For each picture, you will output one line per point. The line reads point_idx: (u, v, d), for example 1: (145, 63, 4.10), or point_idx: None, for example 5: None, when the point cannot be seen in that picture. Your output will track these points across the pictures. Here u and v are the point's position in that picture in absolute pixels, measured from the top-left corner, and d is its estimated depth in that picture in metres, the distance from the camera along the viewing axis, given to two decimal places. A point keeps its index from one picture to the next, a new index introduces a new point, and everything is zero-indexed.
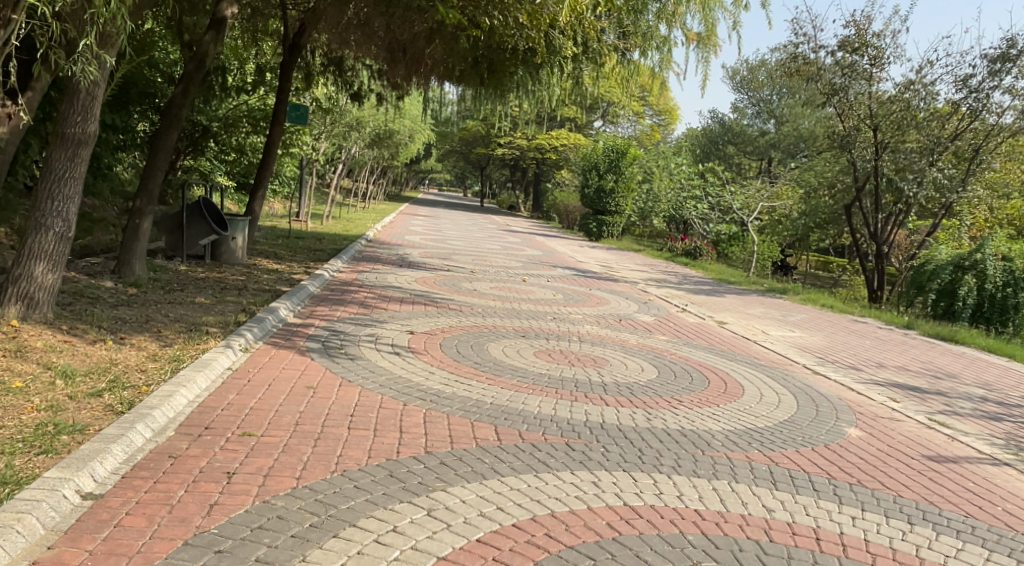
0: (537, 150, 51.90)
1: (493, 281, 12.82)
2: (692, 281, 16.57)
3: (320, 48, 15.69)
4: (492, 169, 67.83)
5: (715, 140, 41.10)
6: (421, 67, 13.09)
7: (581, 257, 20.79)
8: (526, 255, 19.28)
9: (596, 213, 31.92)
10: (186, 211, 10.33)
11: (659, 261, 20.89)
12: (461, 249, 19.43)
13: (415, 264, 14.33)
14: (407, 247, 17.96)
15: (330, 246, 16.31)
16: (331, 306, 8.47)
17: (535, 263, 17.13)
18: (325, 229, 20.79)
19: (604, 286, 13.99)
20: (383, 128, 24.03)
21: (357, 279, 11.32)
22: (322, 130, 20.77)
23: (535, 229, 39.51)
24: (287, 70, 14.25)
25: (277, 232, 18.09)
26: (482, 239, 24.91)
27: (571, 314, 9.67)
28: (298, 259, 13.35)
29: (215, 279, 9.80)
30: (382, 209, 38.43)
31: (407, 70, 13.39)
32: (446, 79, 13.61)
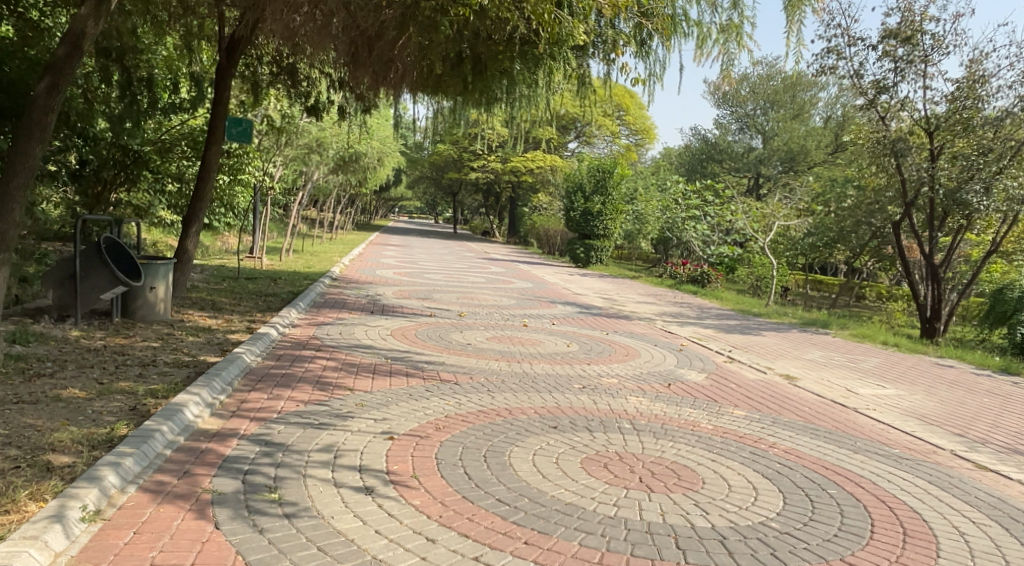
0: (512, 173, 49.73)
1: (487, 329, 10.34)
2: (713, 315, 14.28)
3: (268, 54, 13.30)
4: (466, 194, 65.52)
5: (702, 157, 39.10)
6: (390, 72, 10.63)
7: (578, 289, 18.43)
8: (516, 289, 16.86)
9: (582, 238, 29.68)
10: (79, 257, 8.02)
11: (664, 289, 18.57)
12: (441, 285, 16.91)
13: (390, 308, 11.80)
14: (380, 286, 15.47)
15: (287, 288, 13.76)
16: (273, 388, 5.95)
17: (529, 299, 14.67)
18: (284, 266, 18.24)
19: (618, 328, 11.58)
20: (348, 150, 21.57)
21: (316, 335, 8.78)
22: (277, 153, 18.20)
23: (515, 256, 37.22)
24: (225, 79, 11.77)
25: (226, 273, 15.50)
26: (461, 270, 22.46)
27: (604, 378, 7.20)
28: (243, 308, 10.78)
29: (118, 351, 7.24)
30: (352, 240, 36.02)
31: (372, 78, 10.92)
32: (419, 91, 11.17)
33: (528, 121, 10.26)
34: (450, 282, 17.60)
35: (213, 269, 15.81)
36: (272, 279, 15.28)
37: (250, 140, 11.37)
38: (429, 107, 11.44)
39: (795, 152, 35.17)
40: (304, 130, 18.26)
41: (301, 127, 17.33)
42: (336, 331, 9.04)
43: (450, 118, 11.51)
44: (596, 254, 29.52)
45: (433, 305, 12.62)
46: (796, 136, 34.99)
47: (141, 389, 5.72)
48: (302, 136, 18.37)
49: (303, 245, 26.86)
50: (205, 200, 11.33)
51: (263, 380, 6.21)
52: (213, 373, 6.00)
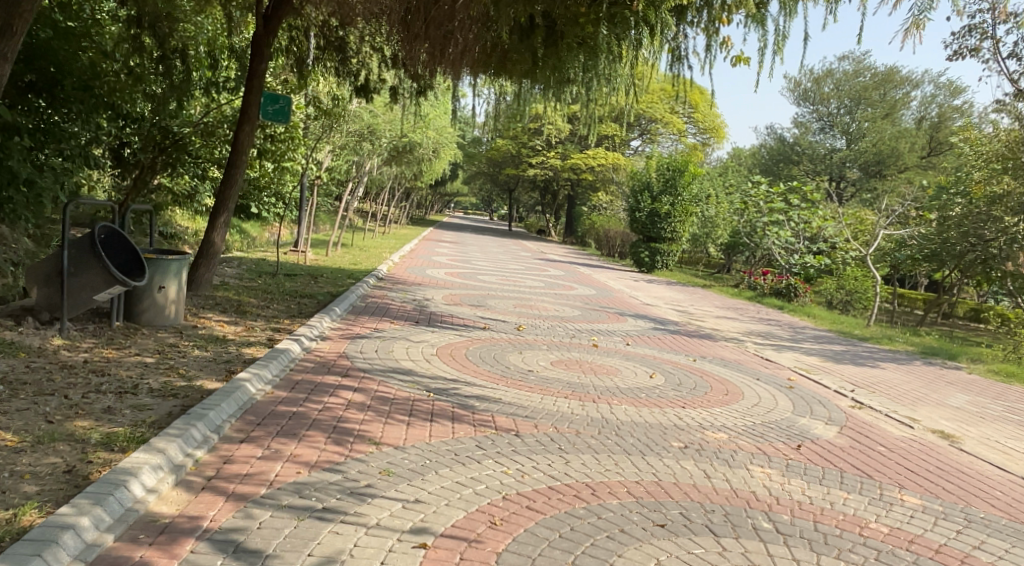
0: (572, 171, 48.00)
1: (552, 348, 8.71)
2: (807, 339, 12.35)
3: (315, 25, 11.89)
4: (521, 191, 63.80)
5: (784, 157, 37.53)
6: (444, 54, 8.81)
7: (646, 300, 16.63)
8: (580, 297, 15.23)
9: (647, 241, 27.90)
10: (68, 250, 6.67)
11: (743, 303, 16.67)
12: (497, 290, 15.34)
13: (438, 318, 10.24)
14: (429, 288, 14.00)
15: (327, 288, 12.37)
16: (272, 437, 4.44)
17: (596, 311, 12.97)
18: (329, 262, 16.96)
19: (704, 352, 9.79)
20: (402, 139, 20.21)
21: (347, 352, 7.28)
22: (329, 141, 16.88)
23: (574, 257, 35.56)
24: (262, 48, 10.14)
25: (264, 268, 14.17)
26: (518, 273, 20.96)
27: (708, 431, 5.50)
28: (269, 312, 9.33)
29: (99, 368, 5.83)
30: (404, 235, 34.79)
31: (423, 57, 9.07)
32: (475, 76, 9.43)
33: (601, 117, 8.50)
34: (506, 287, 16.03)
35: (251, 264, 14.51)
36: (314, 276, 13.92)
37: (288, 121, 9.88)
38: (488, 96, 9.74)
39: (885, 155, 33.03)
40: (355, 114, 16.89)
41: (350, 111, 15.96)
42: (370, 348, 7.50)
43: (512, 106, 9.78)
44: (662, 259, 27.72)
45: (488, 316, 11.02)
46: (886, 138, 32.84)
47: (96, 435, 4.26)
48: (353, 122, 17.03)
49: (352, 240, 25.59)
50: (235, 186, 9.92)
51: (264, 424, 4.70)
52: (198, 412, 4.51)
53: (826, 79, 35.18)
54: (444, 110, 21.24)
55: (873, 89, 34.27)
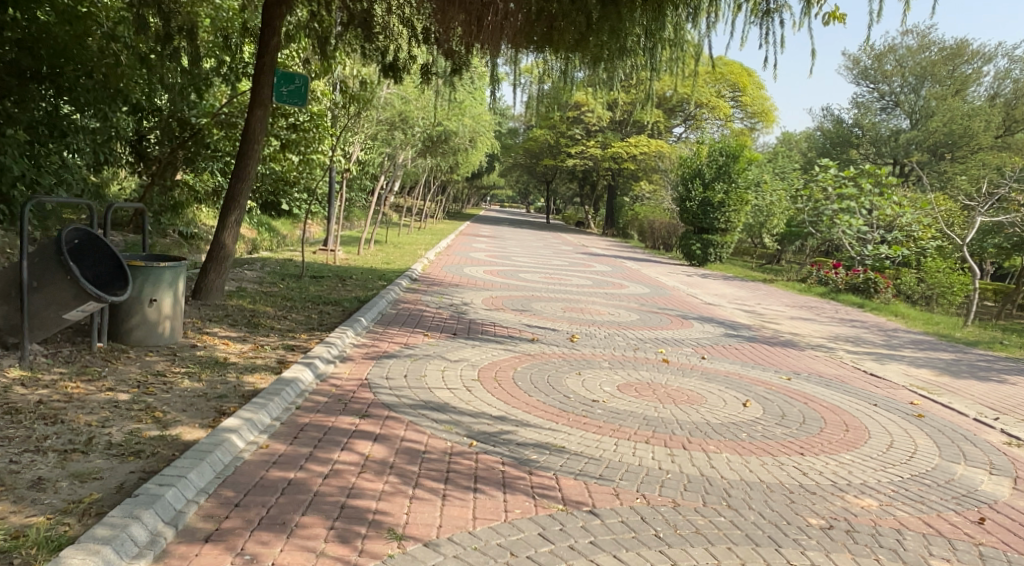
0: (613, 160, 46.56)
1: (616, 366, 7.30)
2: (901, 348, 10.77)
3: None
4: (559, 182, 62.39)
5: (845, 136, 36.87)
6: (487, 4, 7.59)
7: (705, 299, 15.10)
8: (635, 298, 13.82)
9: (698, 232, 26.47)
10: (28, 260, 5.41)
11: (817, 302, 15.16)
12: (542, 290, 13.97)
13: (480, 328, 8.85)
14: (469, 290, 12.70)
15: (356, 291, 11.12)
16: (253, 538, 3.12)
17: (656, 315, 11.49)
18: (362, 261, 15.80)
19: (793, 367, 8.30)
20: (438, 127, 19.01)
21: (370, 377, 5.94)
22: (359, 130, 15.63)
23: (617, 250, 34.17)
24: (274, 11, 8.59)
25: (287, 269, 12.96)
26: (562, 269, 19.68)
27: (850, 497, 4.22)
28: (285, 322, 8.02)
29: (53, 412, 4.53)
30: (439, 229, 33.62)
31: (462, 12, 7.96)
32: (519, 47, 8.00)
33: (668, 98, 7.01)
34: (552, 286, 14.67)
35: (274, 265, 13.31)
36: (343, 279, 12.67)
37: (306, 104, 8.55)
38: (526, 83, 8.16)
39: (957, 135, 31.71)
40: (386, 98, 15.65)
41: (380, 95, 14.77)
42: (398, 372, 6.14)
43: (559, 85, 8.25)
44: (715, 251, 26.35)
45: (536, 324, 9.62)
46: (958, 116, 31.58)
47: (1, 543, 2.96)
48: (382, 109, 15.79)
49: (387, 236, 24.45)
50: (247, 180, 8.58)
51: (241, 512, 3.37)
52: (149, 493, 3.26)
53: (890, 55, 35.19)
54: (482, 97, 19.99)
55: (941, 63, 33.91)
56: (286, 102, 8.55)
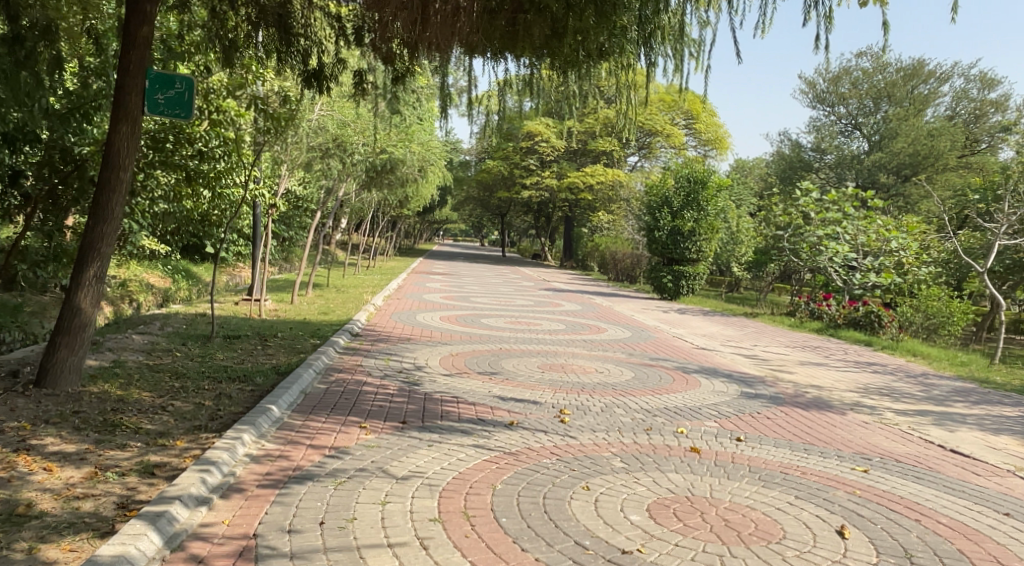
0: (569, 190, 45.09)
1: (628, 465, 5.24)
2: (949, 402, 8.80)
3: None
4: (514, 215, 60.69)
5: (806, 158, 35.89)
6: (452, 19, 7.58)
7: (695, 344, 13.07)
8: (617, 347, 11.84)
9: (668, 264, 24.83)
10: None
11: (821, 341, 13.33)
12: (510, 342, 11.85)
13: (434, 409, 6.66)
14: (421, 347, 10.57)
15: (279, 357, 8.90)
16: None
17: (652, 374, 9.43)
18: (297, 312, 13.59)
19: (851, 446, 6.30)
20: (382, 155, 17.01)
21: (257, 534, 3.77)
22: (282, 152, 13.53)
23: (580, 284, 32.38)
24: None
25: (193, 333, 10.58)
26: (527, 310, 17.68)
27: None
28: (159, 422, 5.76)
29: None
30: (392, 267, 31.46)
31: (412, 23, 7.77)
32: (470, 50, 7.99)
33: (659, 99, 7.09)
34: (519, 337, 12.54)
35: (181, 328, 10.95)
36: (264, 340, 10.36)
37: (191, 115, 6.83)
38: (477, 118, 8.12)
39: (922, 155, 30.53)
40: (316, 122, 13.59)
41: (308, 115, 12.75)
42: (312, 514, 3.98)
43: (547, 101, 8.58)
44: (687, 283, 24.69)
45: (507, 395, 7.48)
46: (922, 136, 30.64)
47: None
48: (311, 134, 13.69)
49: (330, 279, 22.12)
50: (114, 217, 6.60)
51: None
52: None
53: (845, 77, 34.56)
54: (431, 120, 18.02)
55: (900, 84, 33.10)
56: (165, 115, 6.77)
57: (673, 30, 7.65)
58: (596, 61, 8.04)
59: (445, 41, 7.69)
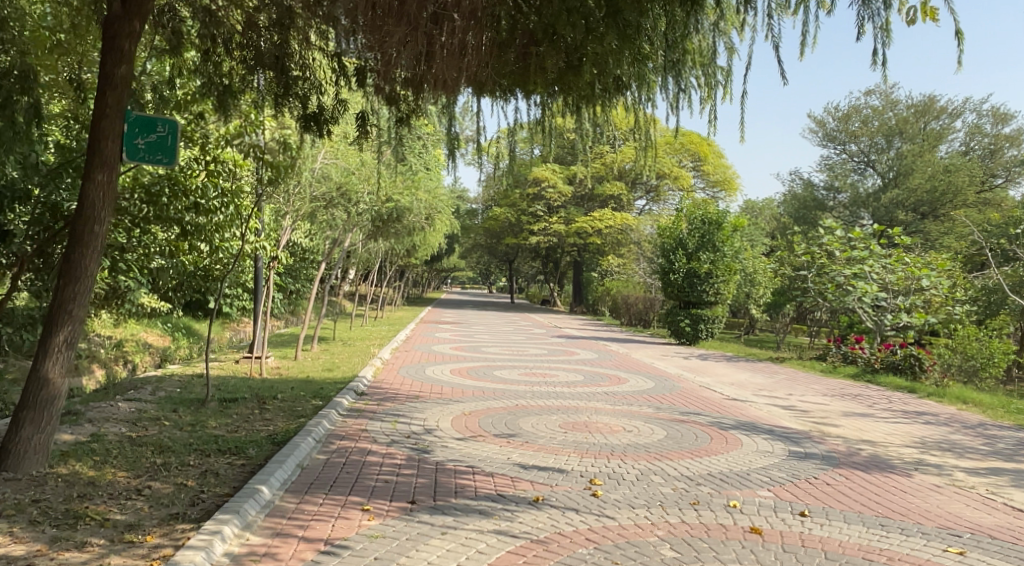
0: (577, 235, 44.57)
1: (681, 555, 4.44)
2: (1019, 457, 7.93)
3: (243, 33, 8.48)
4: (523, 261, 60.15)
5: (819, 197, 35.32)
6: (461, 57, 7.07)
7: (724, 394, 12.24)
8: (641, 401, 11.04)
9: (685, 307, 24.09)
10: None
11: (859, 388, 12.47)
12: (527, 396, 11.04)
13: (448, 483, 5.88)
14: (431, 405, 9.81)
15: (275, 424, 8.17)
16: None
17: (685, 430, 8.62)
18: (300, 369, 12.86)
19: (931, 519, 5.49)
20: (388, 203, 16.45)
21: None
22: (280, 199, 12.85)
23: (593, 331, 31.58)
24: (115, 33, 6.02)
25: (186, 397, 9.85)
26: (542, 360, 16.91)
27: None
28: (131, 510, 5.01)
29: None
30: (400, 317, 30.76)
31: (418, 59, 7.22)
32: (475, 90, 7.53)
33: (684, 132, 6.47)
34: (537, 390, 11.74)
35: (173, 391, 10.21)
36: (261, 404, 9.61)
37: (176, 160, 6.18)
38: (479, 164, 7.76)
39: (940, 191, 29.92)
40: (318, 172, 12.95)
41: (309, 163, 12.20)
42: None
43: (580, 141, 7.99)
44: (705, 327, 23.89)
45: (529, 462, 6.68)
46: (939, 172, 30.04)
47: None
48: (313, 183, 13.10)
49: (336, 332, 21.42)
50: (87, 275, 5.93)
51: None
52: None
53: (855, 115, 34.16)
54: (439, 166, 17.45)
55: (911, 121, 32.65)
56: (146, 161, 6.10)
57: (704, 54, 6.86)
58: (615, 94, 7.43)
59: (452, 81, 7.30)
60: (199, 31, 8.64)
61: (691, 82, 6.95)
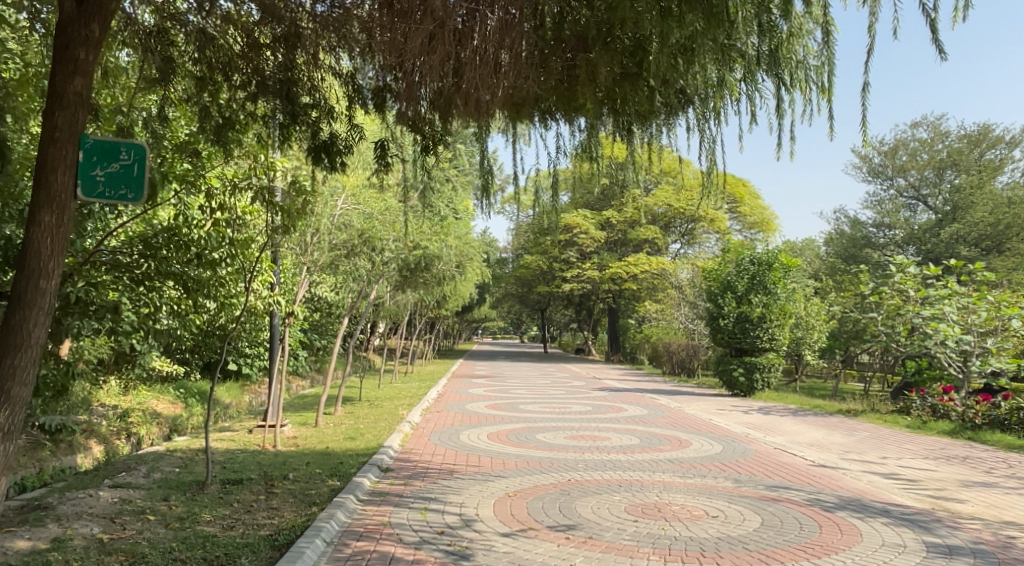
0: (612, 282, 43.05)
1: None
2: None
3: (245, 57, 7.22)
4: (555, 310, 58.60)
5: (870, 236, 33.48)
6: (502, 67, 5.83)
7: (806, 460, 10.64)
8: (713, 470, 9.47)
9: (740, 355, 22.56)
10: None
11: (966, 450, 10.75)
12: (579, 467, 9.54)
13: None
14: (470, 483, 8.36)
15: (282, 520, 6.79)
16: None
17: (781, 515, 7.07)
18: (323, 439, 11.50)
19: None
20: (415, 251, 15.15)
21: None
22: (294, 247, 11.72)
23: (636, 382, 29.86)
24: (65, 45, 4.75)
25: (186, 479, 8.53)
26: (588, 419, 15.37)
27: None
28: None
29: None
30: (430, 372, 29.32)
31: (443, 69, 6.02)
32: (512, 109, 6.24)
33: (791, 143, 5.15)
34: (589, 458, 10.23)
35: (173, 472, 8.89)
36: (271, 487, 8.28)
37: (144, 195, 4.73)
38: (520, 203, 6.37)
39: (1005, 225, 28.14)
40: (336, 217, 11.84)
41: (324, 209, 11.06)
42: None
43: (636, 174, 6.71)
44: (762, 377, 22.22)
45: None
46: (1002, 205, 28.26)
47: None
48: (332, 231, 11.93)
49: (364, 390, 20.05)
50: (29, 347, 4.59)
51: None
52: None
53: (903, 148, 32.51)
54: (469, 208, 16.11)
55: (965, 152, 30.87)
56: (106, 198, 4.69)
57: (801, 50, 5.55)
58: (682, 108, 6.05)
59: (486, 102, 6.11)
60: (194, 55, 7.37)
61: (784, 86, 5.64)
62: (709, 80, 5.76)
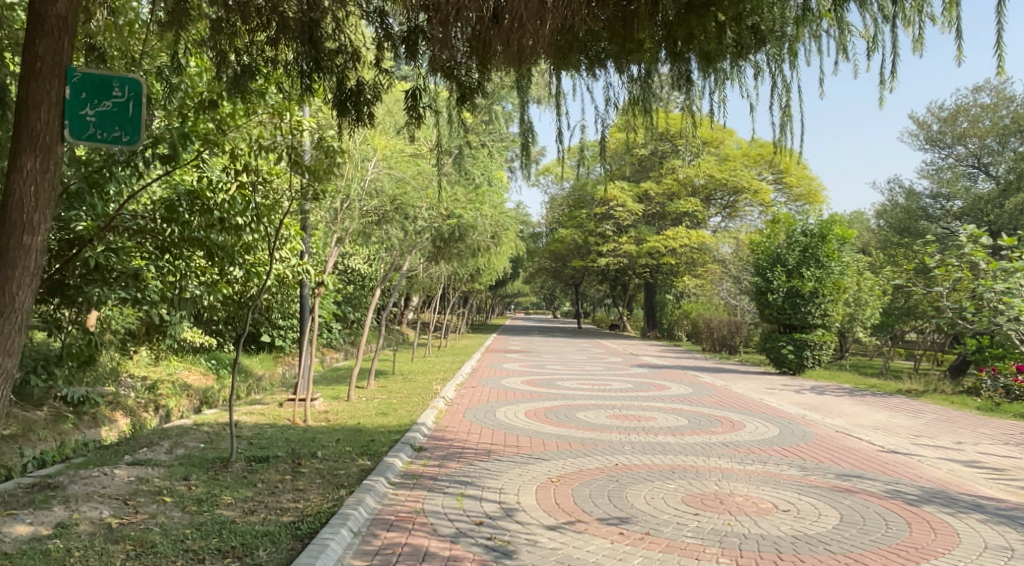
0: (651, 255, 42.00)
1: None
2: None
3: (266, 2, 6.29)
4: (590, 284, 57.66)
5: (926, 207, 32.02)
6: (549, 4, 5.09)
7: (873, 447, 9.85)
8: (773, 456, 8.73)
9: (789, 332, 21.64)
10: None
11: None
12: (627, 450, 8.88)
13: None
14: (509, 466, 7.73)
15: (306, 505, 6.23)
16: None
17: (859, 512, 6.33)
18: (355, 415, 10.97)
19: None
20: (451, 220, 14.49)
21: None
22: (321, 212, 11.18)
23: (676, 358, 29.00)
24: None
25: (209, 456, 8.03)
26: (630, 397, 14.68)
27: None
28: None
29: None
30: (464, 346, 28.77)
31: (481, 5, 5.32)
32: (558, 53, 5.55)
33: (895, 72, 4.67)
34: (635, 440, 9.56)
35: (196, 447, 8.40)
36: (298, 465, 7.73)
37: (139, 138, 4.14)
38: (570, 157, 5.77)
39: None
40: (368, 181, 11.31)
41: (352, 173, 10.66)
42: None
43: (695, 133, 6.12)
44: (812, 354, 21.30)
45: None
46: None
47: None
48: (362, 197, 11.37)
49: (397, 364, 19.55)
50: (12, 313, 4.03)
51: None
52: None
53: (964, 114, 30.89)
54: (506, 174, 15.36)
55: None
56: (98, 141, 4.12)
57: None
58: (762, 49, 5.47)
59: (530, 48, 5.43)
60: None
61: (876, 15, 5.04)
62: (788, 15, 5.40)
